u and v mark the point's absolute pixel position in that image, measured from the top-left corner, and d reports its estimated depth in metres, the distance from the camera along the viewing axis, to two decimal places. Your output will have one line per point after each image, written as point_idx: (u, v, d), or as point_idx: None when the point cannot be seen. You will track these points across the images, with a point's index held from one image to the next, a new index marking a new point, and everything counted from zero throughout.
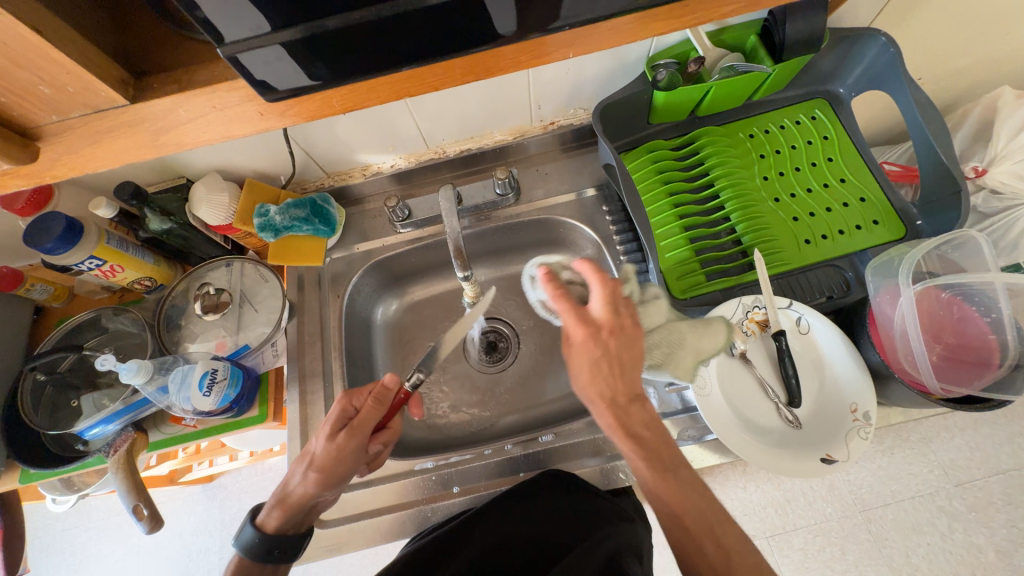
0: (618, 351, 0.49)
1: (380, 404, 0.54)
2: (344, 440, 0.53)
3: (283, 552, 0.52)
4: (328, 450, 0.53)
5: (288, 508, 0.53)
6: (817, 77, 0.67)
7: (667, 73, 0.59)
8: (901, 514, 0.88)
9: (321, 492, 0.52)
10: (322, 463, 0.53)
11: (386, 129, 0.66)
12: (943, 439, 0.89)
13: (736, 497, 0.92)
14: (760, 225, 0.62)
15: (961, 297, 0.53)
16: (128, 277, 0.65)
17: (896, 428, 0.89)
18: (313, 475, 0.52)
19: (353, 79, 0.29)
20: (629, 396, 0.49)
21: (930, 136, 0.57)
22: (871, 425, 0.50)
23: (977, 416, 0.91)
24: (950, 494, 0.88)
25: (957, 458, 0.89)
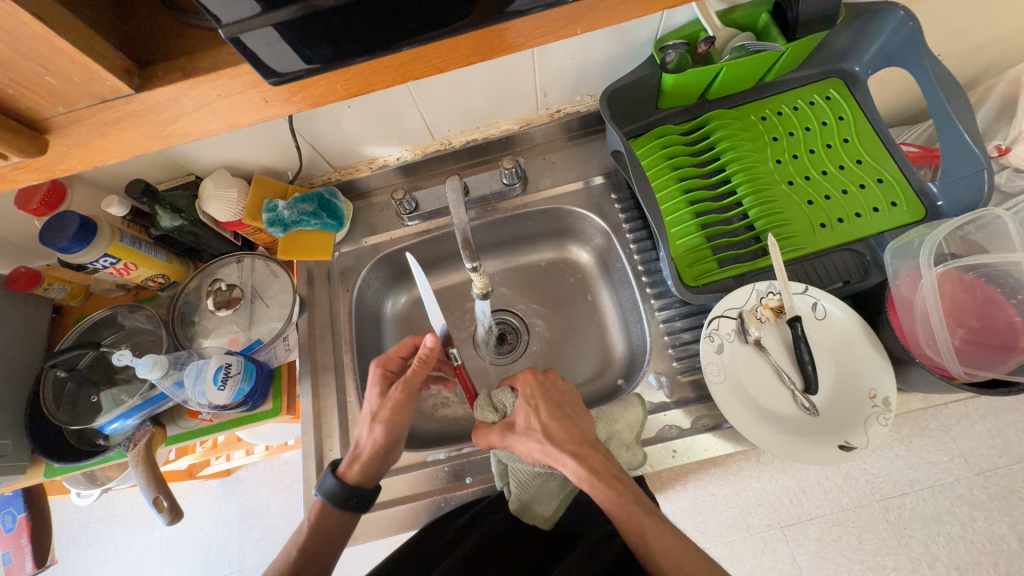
0: (549, 402, 0.54)
1: (427, 364, 0.57)
2: (400, 394, 0.57)
3: (361, 502, 0.55)
4: (389, 404, 0.57)
5: (365, 461, 0.56)
6: (832, 55, 0.65)
7: (676, 54, 0.57)
8: (920, 504, 0.87)
9: (390, 439, 0.56)
10: (384, 417, 0.56)
11: (391, 120, 0.65)
12: (963, 427, 0.88)
13: (750, 487, 0.91)
14: (773, 209, 0.61)
15: (985, 279, 0.51)
16: (142, 275, 0.66)
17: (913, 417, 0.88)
18: (379, 426, 0.56)
19: (357, 58, 0.29)
20: (582, 442, 0.51)
21: (951, 113, 0.55)
22: (892, 411, 0.49)
23: (998, 403, 0.89)
24: (970, 482, 0.87)
25: (977, 446, 0.87)
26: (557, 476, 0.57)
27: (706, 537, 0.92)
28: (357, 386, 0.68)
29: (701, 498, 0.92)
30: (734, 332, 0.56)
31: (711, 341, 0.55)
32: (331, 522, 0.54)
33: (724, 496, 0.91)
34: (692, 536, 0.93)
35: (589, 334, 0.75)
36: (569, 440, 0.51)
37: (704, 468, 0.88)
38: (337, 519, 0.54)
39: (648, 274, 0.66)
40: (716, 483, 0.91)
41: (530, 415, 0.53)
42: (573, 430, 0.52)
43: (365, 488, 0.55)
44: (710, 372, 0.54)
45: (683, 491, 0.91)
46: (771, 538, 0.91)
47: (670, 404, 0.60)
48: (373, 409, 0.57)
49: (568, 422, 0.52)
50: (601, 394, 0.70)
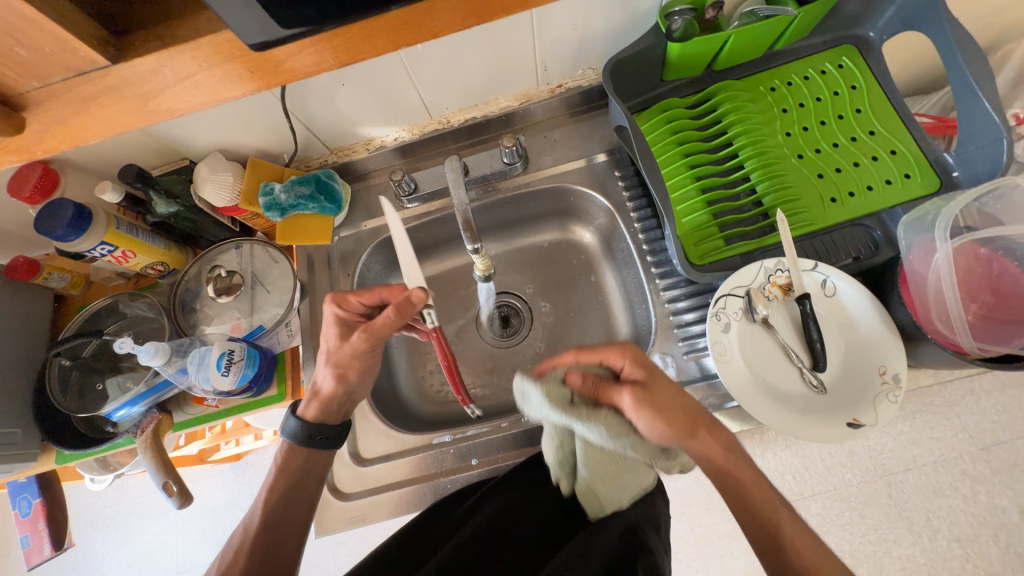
0: (659, 387, 0.47)
1: (398, 315, 0.52)
2: (360, 340, 0.54)
3: (325, 442, 0.56)
4: (350, 350, 0.54)
5: (323, 403, 0.56)
6: (845, 20, 0.62)
7: (683, 21, 0.55)
8: (922, 478, 0.87)
9: (346, 382, 0.56)
10: (339, 358, 0.55)
11: (388, 98, 0.64)
12: (968, 402, 0.87)
13: (753, 465, 0.91)
14: (781, 184, 0.60)
15: (1001, 253, 0.50)
16: (141, 262, 0.66)
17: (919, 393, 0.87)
18: (335, 367, 0.55)
19: (347, 19, 0.27)
20: (698, 415, 0.49)
21: (970, 79, 0.53)
22: (901, 387, 0.48)
23: (1005, 379, 0.88)
24: (974, 457, 0.87)
25: (981, 422, 0.87)
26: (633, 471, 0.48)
27: None
28: None
29: None
30: (742, 310, 0.54)
31: (718, 320, 0.54)
32: (298, 459, 0.56)
33: None
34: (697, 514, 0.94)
35: (593, 315, 0.74)
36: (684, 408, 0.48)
37: None
38: (305, 459, 0.56)
39: (653, 253, 0.65)
40: None
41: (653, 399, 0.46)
42: (686, 409, 0.48)
43: (330, 424, 0.57)
44: (718, 351, 0.53)
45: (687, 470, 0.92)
46: None
47: (675, 384, 0.59)
48: (330, 348, 0.56)
49: (670, 395, 0.48)
50: None
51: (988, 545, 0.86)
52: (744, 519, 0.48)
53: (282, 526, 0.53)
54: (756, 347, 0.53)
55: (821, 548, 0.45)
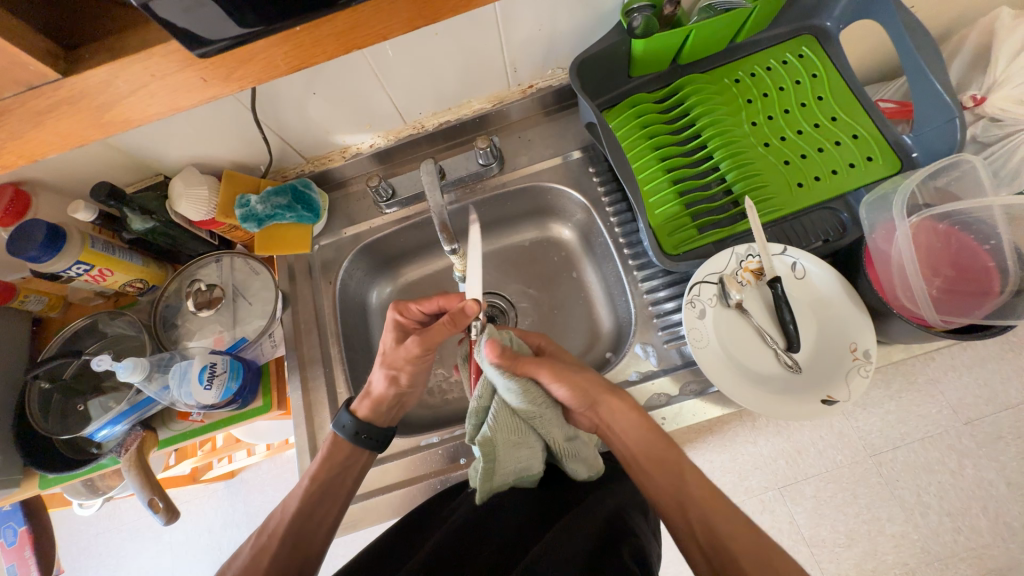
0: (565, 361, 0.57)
1: (454, 325, 0.54)
2: (415, 347, 0.57)
3: (370, 440, 0.58)
4: (404, 354, 0.58)
5: (376, 403, 0.59)
6: (802, 11, 0.64)
7: (643, 18, 0.56)
8: (911, 456, 0.89)
9: (400, 384, 0.59)
10: (395, 361, 0.58)
11: (361, 104, 0.64)
12: (950, 378, 0.89)
13: (746, 452, 0.92)
14: (750, 172, 0.61)
15: (959, 228, 0.51)
16: (118, 280, 0.65)
17: (902, 371, 0.89)
18: (389, 369, 0.58)
19: (295, 20, 0.28)
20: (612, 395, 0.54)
21: (921, 62, 0.55)
22: (872, 362, 0.49)
23: (984, 353, 0.90)
24: (959, 432, 0.89)
25: (964, 397, 0.89)
26: (531, 447, 0.51)
27: None
28: (347, 377, 0.67)
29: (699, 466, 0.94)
30: (716, 296, 0.55)
31: (693, 307, 0.55)
32: (343, 452, 0.58)
33: (722, 462, 0.93)
34: None
35: (576, 311, 0.75)
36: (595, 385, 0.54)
37: (701, 436, 0.90)
38: (349, 452, 0.58)
39: (630, 245, 0.66)
40: (713, 450, 0.92)
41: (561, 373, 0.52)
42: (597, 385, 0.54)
43: (376, 425, 0.59)
44: (694, 337, 0.54)
45: None
46: (769, 500, 0.94)
47: (658, 372, 0.60)
48: (387, 350, 0.61)
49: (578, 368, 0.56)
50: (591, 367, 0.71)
51: (979, 518, 0.88)
52: (696, 532, 0.46)
53: (316, 516, 0.55)
54: (733, 328, 0.55)
55: (761, 540, 0.44)
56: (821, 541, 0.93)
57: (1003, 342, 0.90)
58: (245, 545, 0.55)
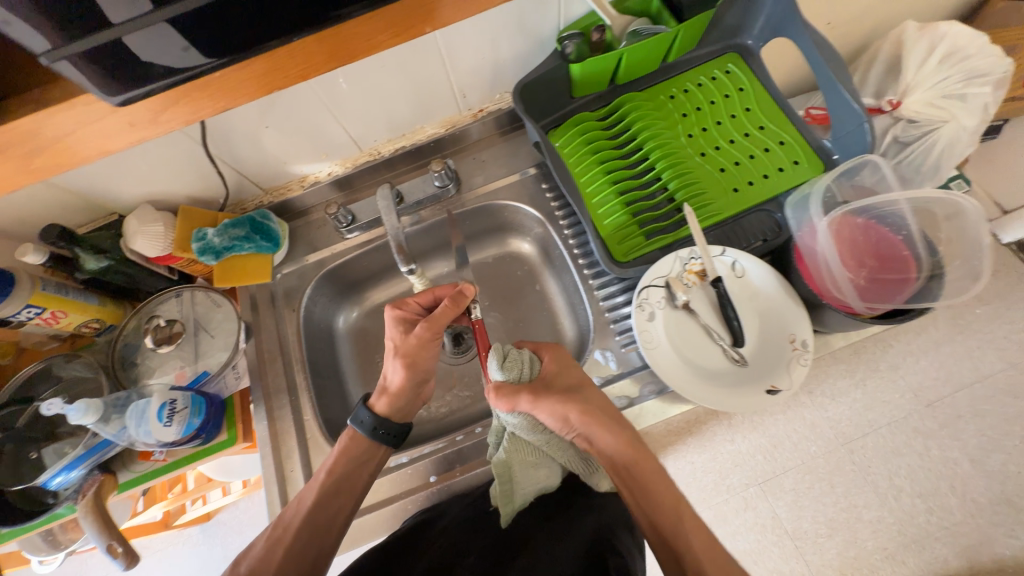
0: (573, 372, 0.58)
1: (455, 305, 0.62)
2: (424, 332, 0.62)
3: (388, 435, 0.60)
4: (415, 341, 0.62)
5: (393, 396, 0.62)
6: (726, 32, 0.70)
7: (574, 45, 0.62)
8: (881, 441, 0.93)
9: (413, 374, 0.62)
10: (407, 351, 0.62)
11: (316, 135, 0.66)
12: (910, 363, 0.94)
13: (726, 451, 0.94)
14: (689, 181, 0.66)
15: (875, 220, 0.55)
16: (74, 321, 0.64)
17: (865, 359, 0.93)
18: (402, 361, 0.61)
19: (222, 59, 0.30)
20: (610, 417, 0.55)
21: (830, 73, 0.60)
22: (809, 351, 0.53)
23: (938, 336, 0.96)
24: (922, 415, 0.93)
25: (925, 379, 0.94)
26: (547, 468, 0.56)
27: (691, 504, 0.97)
28: (314, 405, 0.67)
29: (681, 468, 0.96)
30: (664, 298, 0.58)
31: (642, 310, 0.57)
32: (361, 448, 0.59)
33: (703, 462, 0.95)
34: None
35: (541, 323, 0.77)
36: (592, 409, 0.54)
37: (682, 438, 0.91)
38: (364, 449, 0.59)
39: (584, 255, 0.69)
40: (694, 451, 0.94)
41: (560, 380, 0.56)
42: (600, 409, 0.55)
43: (393, 421, 0.61)
44: (645, 339, 0.56)
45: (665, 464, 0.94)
46: (751, 496, 0.96)
47: (619, 376, 0.62)
48: (396, 344, 0.63)
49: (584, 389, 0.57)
50: None
51: (949, 497, 0.92)
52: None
53: (330, 509, 0.56)
54: (685, 330, 0.57)
55: None
56: (803, 533, 0.95)
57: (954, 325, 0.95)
58: (260, 539, 0.55)
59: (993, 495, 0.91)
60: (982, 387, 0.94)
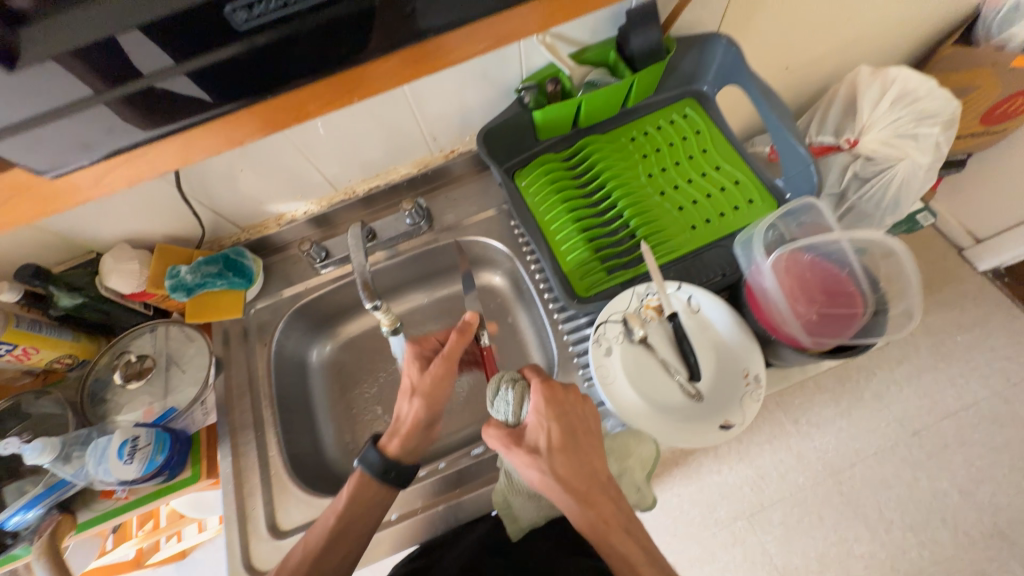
0: (566, 425, 0.53)
1: (465, 337, 0.64)
2: (439, 368, 0.63)
3: (398, 477, 0.59)
4: (431, 377, 0.62)
5: (406, 436, 0.61)
6: (682, 80, 0.74)
7: (531, 96, 0.66)
8: (868, 472, 0.92)
9: (428, 413, 0.61)
10: (423, 389, 0.62)
11: (291, 176, 0.69)
12: (893, 392, 0.97)
13: (713, 483, 0.93)
14: (649, 219, 0.68)
15: (821, 257, 0.58)
16: (45, 357, 0.65)
17: (850, 389, 0.97)
18: (419, 399, 0.61)
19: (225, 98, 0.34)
20: (589, 482, 0.52)
21: (775, 118, 0.64)
22: (761, 386, 0.54)
23: (921, 365, 1.01)
24: (908, 444, 0.94)
25: (909, 409, 0.96)
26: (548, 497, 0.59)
27: (677, 540, 0.95)
28: (280, 441, 0.67)
29: (668, 501, 0.94)
30: (622, 334, 0.59)
31: (600, 345, 0.58)
32: (369, 493, 0.58)
33: (690, 495, 0.94)
34: (663, 542, 0.95)
35: (512, 356, 0.78)
36: (568, 473, 0.52)
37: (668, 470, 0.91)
38: (375, 493, 0.58)
39: (550, 290, 0.71)
40: (681, 483, 0.94)
41: (541, 435, 0.53)
42: (580, 470, 0.52)
43: (404, 462, 0.60)
44: (601, 375, 0.57)
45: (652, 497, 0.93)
46: (739, 530, 0.94)
47: None
48: (412, 382, 0.63)
49: (574, 448, 0.53)
50: None
51: (940, 530, 0.91)
52: None
53: (334, 557, 0.55)
54: (643, 366, 0.58)
55: None
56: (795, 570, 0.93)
57: (936, 355, 1.02)
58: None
59: (984, 527, 0.90)
60: (968, 415, 0.96)
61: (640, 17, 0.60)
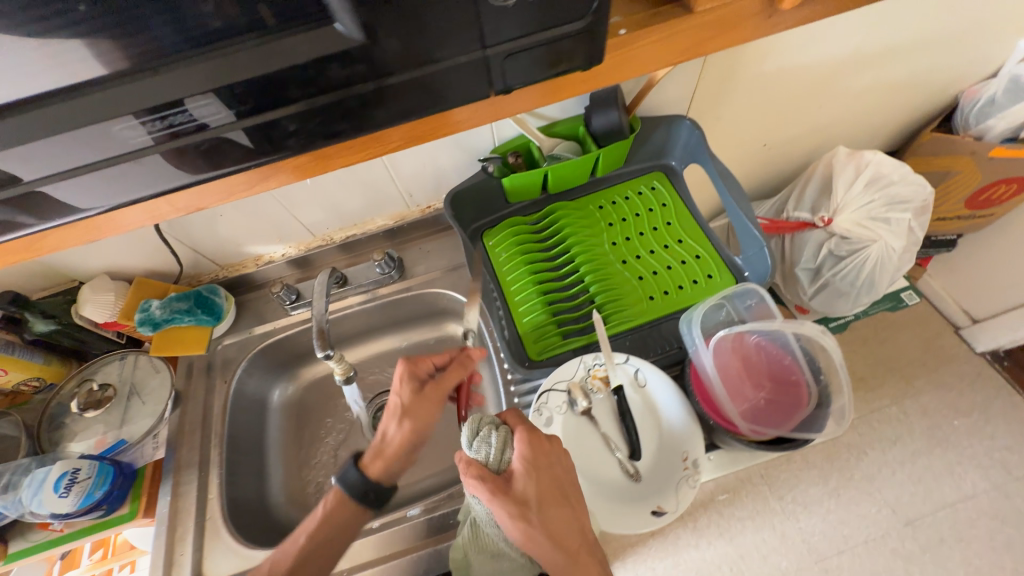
0: (553, 475, 0.49)
1: (462, 368, 0.61)
2: (433, 394, 0.60)
3: (377, 499, 0.57)
4: (422, 402, 0.59)
5: (388, 458, 0.58)
6: (651, 154, 0.77)
7: (495, 166, 0.69)
8: (857, 562, 0.86)
9: (414, 437, 0.59)
10: (412, 413, 0.59)
11: (269, 223, 0.73)
12: (884, 475, 0.93)
13: (690, 558, 0.88)
14: (608, 286, 0.69)
15: (766, 341, 0.57)
16: (13, 379, 0.67)
17: (839, 466, 0.93)
18: (407, 423, 0.58)
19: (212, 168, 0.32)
20: (575, 538, 0.47)
21: (732, 200, 0.66)
22: (699, 473, 0.53)
23: (915, 448, 0.96)
24: (901, 534, 0.88)
25: (902, 495, 0.91)
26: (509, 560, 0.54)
27: None
28: (221, 482, 0.67)
29: None
30: (565, 403, 0.58)
31: (541, 414, 0.58)
32: (345, 513, 0.56)
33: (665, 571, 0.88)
34: None
35: None
36: (556, 527, 0.46)
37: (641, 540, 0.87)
38: (350, 514, 0.56)
39: None
40: (656, 556, 0.89)
41: (530, 481, 0.47)
42: (569, 524, 0.47)
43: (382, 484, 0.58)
44: None
45: (621, 568, 0.87)
46: None
47: None
48: (400, 402, 0.59)
49: (561, 499, 0.48)
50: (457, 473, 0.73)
51: None
52: None
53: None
54: (583, 440, 0.57)
55: None
56: None
57: (932, 438, 0.97)
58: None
59: None
60: (966, 508, 0.91)
61: (602, 97, 0.65)
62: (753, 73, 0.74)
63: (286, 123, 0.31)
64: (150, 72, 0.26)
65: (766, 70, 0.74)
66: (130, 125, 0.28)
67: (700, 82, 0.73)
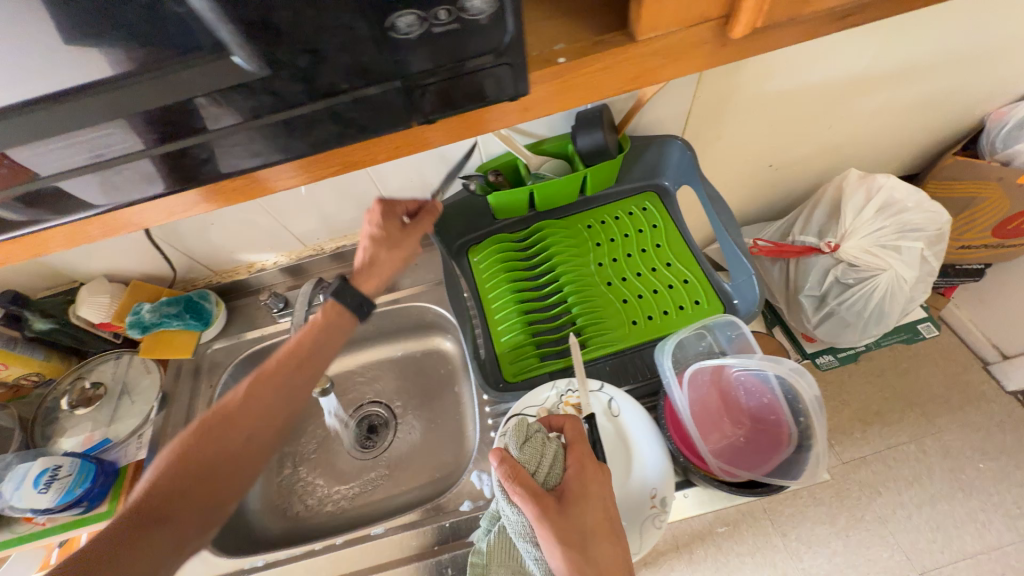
0: (604, 505, 0.47)
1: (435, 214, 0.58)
2: (413, 227, 0.56)
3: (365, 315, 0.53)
4: (399, 233, 0.55)
5: (375, 278, 0.54)
6: (644, 174, 0.75)
7: (477, 183, 0.68)
8: None
9: (396, 268, 0.55)
10: (391, 241, 0.55)
11: (261, 232, 0.75)
12: (899, 518, 0.89)
13: None
14: (590, 308, 0.67)
15: (745, 377, 0.55)
16: (14, 373, 0.70)
17: (848, 504, 0.90)
18: (390, 249, 0.54)
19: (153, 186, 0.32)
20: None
21: (721, 225, 0.64)
22: (665, 512, 0.51)
23: (935, 491, 0.92)
24: None
25: (918, 541, 0.87)
26: None
27: None
28: None
29: None
30: None
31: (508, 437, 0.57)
32: (331, 327, 0.50)
33: None
34: None
35: (450, 428, 0.77)
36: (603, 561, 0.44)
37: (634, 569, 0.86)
38: (328, 332, 0.50)
39: None
40: None
41: (584, 508, 0.46)
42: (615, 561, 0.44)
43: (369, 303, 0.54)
44: None
45: None
46: None
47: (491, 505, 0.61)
48: (374, 232, 0.55)
49: (610, 532, 0.46)
50: (431, 491, 0.73)
51: None
52: None
53: (279, 396, 0.46)
54: None
55: None
56: None
57: (954, 481, 0.92)
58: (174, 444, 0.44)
59: None
60: (991, 560, 0.86)
61: (586, 119, 0.64)
62: (751, 92, 0.71)
63: (237, 143, 0.32)
64: (65, 97, 0.26)
65: (766, 91, 0.72)
66: (118, 130, 0.28)
67: (694, 103, 0.71)
